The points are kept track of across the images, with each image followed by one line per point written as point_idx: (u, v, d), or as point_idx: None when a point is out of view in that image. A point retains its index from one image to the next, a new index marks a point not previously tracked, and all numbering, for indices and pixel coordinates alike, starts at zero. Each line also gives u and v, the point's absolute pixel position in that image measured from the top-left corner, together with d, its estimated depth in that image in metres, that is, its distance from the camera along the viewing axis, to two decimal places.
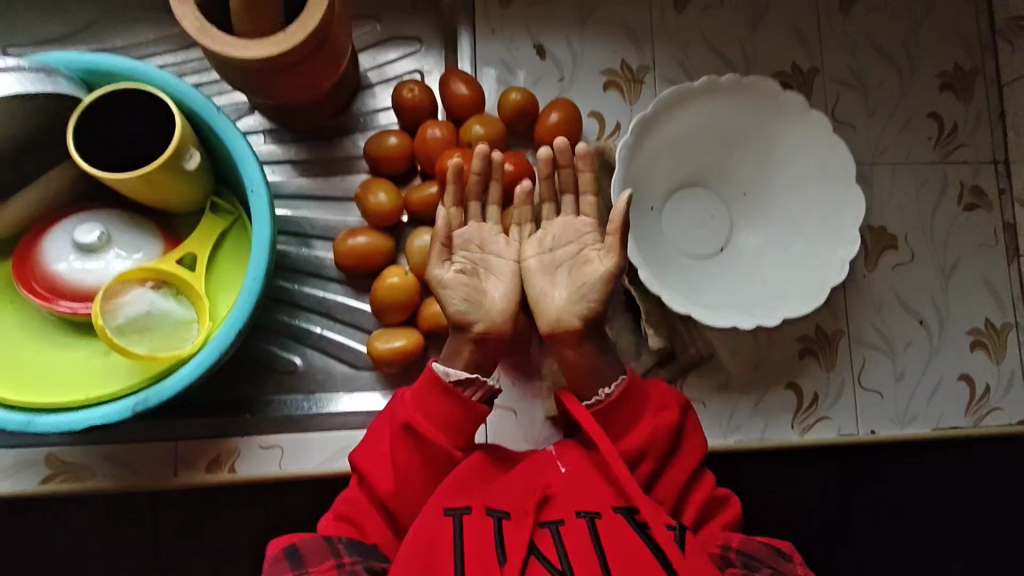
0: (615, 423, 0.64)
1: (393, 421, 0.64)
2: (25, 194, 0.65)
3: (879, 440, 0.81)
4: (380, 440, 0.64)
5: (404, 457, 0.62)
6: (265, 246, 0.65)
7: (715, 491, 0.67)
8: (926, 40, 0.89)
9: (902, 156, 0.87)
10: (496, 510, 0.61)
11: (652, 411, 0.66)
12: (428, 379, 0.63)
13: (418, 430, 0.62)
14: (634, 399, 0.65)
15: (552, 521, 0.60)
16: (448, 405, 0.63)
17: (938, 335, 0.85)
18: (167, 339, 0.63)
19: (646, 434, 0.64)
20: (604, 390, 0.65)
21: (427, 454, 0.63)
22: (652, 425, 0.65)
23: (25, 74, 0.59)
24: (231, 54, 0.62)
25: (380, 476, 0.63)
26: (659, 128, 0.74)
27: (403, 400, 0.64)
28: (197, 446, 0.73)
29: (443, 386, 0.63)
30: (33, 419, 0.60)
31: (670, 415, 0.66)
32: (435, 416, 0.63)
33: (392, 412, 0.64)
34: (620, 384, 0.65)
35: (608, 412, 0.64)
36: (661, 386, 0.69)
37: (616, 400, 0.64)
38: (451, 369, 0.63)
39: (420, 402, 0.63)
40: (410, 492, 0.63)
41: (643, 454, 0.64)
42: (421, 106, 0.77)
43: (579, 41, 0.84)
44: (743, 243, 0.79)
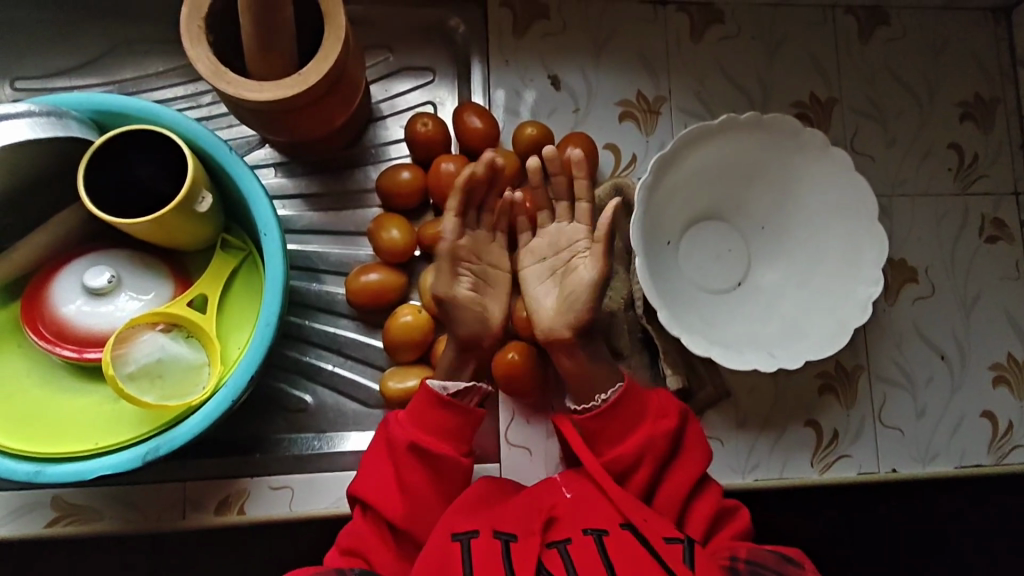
0: (612, 423, 0.65)
1: (387, 439, 0.64)
2: (36, 237, 0.65)
3: (900, 478, 0.80)
4: (377, 468, 0.63)
5: (409, 474, 0.62)
6: (278, 287, 0.64)
7: (720, 502, 0.65)
8: (946, 69, 0.88)
9: (922, 188, 0.85)
10: (504, 533, 0.59)
11: (651, 419, 0.65)
12: (425, 392, 0.64)
13: (421, 445, 0.62)
14: (631, 406, 0.65)
15: (559, 541, 0.59)
16: (450, 419, 0.64)
17: (959, 371, 0.83)
18: (178, 386, 0.62)
19: (642, 443, 0.64)
20: (601, 395, 0.66)
21: (432, 469, 0.63)
22: (650, 430, 0.64)
23: (35, 119, 0.58)
24: (245, 96, 0.61)
25: (382, 500, 0.61)
26: (677, 164, 0.73)
27: (399, 421, 0.64)
28: (207, 486, 0.71)
29: (443, 401, 0.64)
30: (41, 468, 0.59)
31: (669, 421, 0.65)
32: (440, 432, 0.64)
33: (386, 435, 0.64)
34: (618, 389, 0.65)
35: (600, 419, 0.65)
36: (663, 393, 0.68)
37: (613, 404, 0.65)
38: (448, 383, 0.65)
39: (418, 418, 0.64)
40: (419, 511, 0.62)
41: (640, 462, 0.64)
42: (435, 139, 0.76)
43: (594, 72, 0.82)
44: (761, 278, 0.77)
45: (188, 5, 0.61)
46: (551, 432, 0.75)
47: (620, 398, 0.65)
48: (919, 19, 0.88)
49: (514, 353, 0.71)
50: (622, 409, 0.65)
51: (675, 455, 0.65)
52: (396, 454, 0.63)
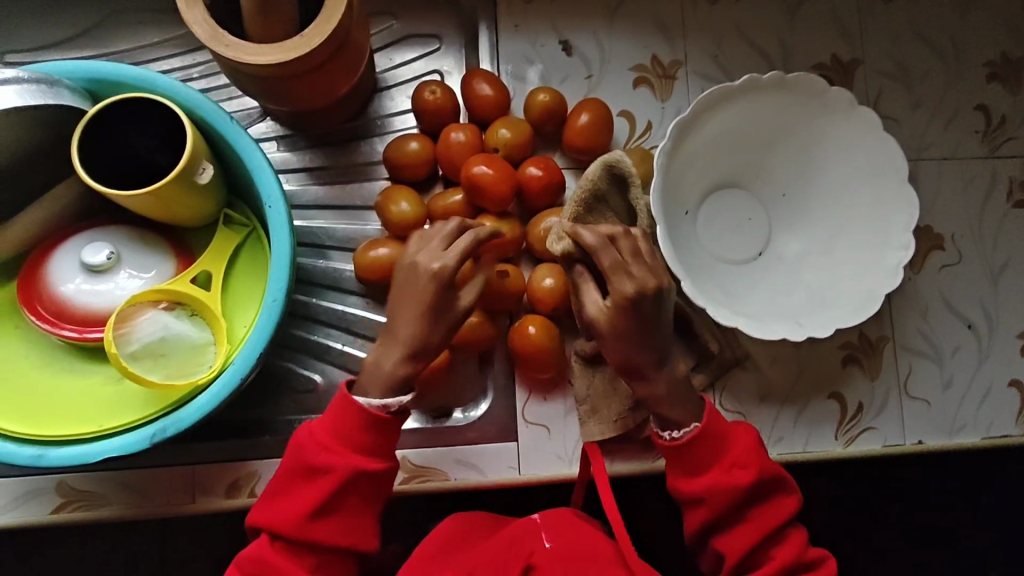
0: (681, 463, 0.60)
1: (302, 460, 0.58)
2: (30, 212, 0.62)
3: (926, 450, 0.77)
4: (286, 485, 0.59)
5: (328, 498, 0.58)
6: (285, 262, 0.61)
7: (803, 554, 0.60)
8: (973, 27, 0.84)
9: (948, 151, 0.82)
10: None
11: (724, 466, 0.60)
12: (346, 406, 0.58)
13: (340, 466, 0.58)
14: (706, 447, 0.60)
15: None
16: (375, 436, 0.59)
17: (987, 340, 0.80)
18: (183, 365, 0.60)
19: (709, 488, 0.59)
20: (671, 432, 0.61)
21: (357, 488, 0.59)
22: (717, 480, 0.59)
23: (24, 87, 0.55)
24: (244, 60, 0.58)
25: (296, 527, 0.57)
26: (697, 129, 0.70)
27: (308, 438, 0.59)
28: (216, 469, 0.68)
29: (383, 421, 0.59)
30: (43, 452, 0.56)
31: (745, 475, 0.59)
32: (361, 450, 0.58)
33: (295, 452, 0.59)
34: (691, 430, 0.60)
35: (674, 456, 0.61)
36: (745, 437, 0.61)
37: (683, 443, 0.60)
38: (388, 399, 0.59)
39: (331, 435, 0.58)
40: (338, 531, 0.59)
41: (703, 504, 0.60)
42: (443, 108, 0.73)
43: (606, 36, 0.79)
44: (784, 247, 0.75)
45: None
46: (570, 410, 0.73)
47: (694, 438, 0.60)
48: None
49: (533, 327, 0.69)
50: (695, 450, 0.60)
51: (744, 509, 0.60)
52: (313, 476, 0.58)
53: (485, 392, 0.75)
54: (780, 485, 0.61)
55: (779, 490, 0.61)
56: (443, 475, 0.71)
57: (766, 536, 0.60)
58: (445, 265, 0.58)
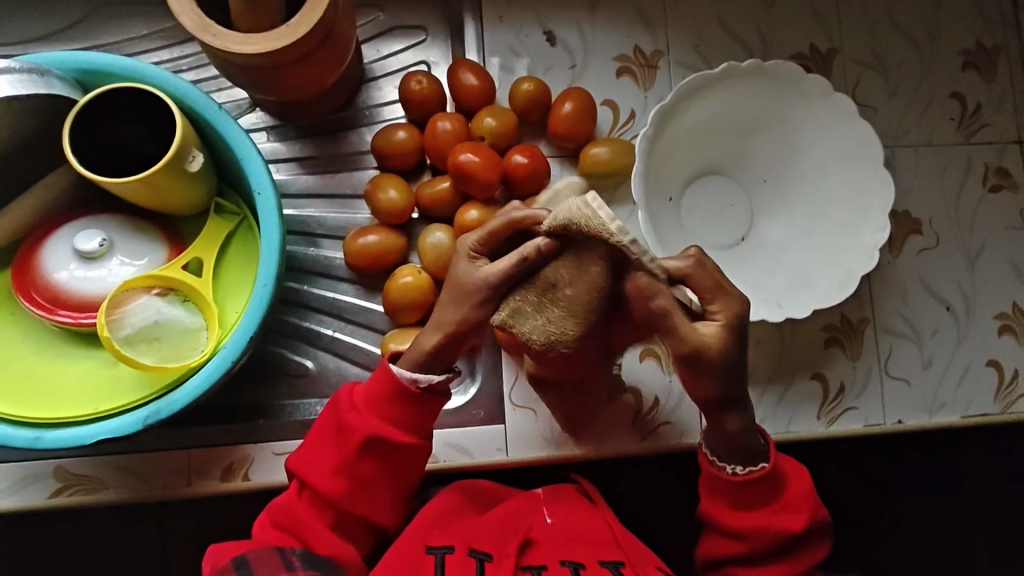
0: (734, 499, 0.60)
1: (335, 418, 0.60)
2: (21, 203, 0.63)
3: (906, 429, 0.79)
4: (316, 443, 0.61)
5: (353, 458, 0.59)
6: (275, 248, 0.63)
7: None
8: (948, 16, 0.86)
9: (924, 138, 0.84)
10: (480, 552, 0.58)
11: (775, 507, 0.59)
12: (384, 374, 0.60)
13: (367, 430, 0.59)
14: (761, 490, 0.59)
15: (534, 566, 0.58)
16: (402, 408, 0.60)
17: (965, 321, 0.82)
18: (176, 349, 0.61)
19: (755, 527, 0.59)
20: (733, 467, 0.59)
21: (378, 457, 0.60)
22: (765, 520, 0.59)
23: (15, 76, 0.56)
24: (232, 50, 0.59)
25: (322, 482, 0.59)
26: (679, 116, 0.72)
27: (346, 398, 0.61)
28: (211, 453, 0.69)
29: (413, 396, 0.60)
30: (39, 435, 0.57)
31: (796, 520, 0.59)
32: (390, 420, 0.60)
33: (333, 409, 0.61)
34: (755, 471, 0.59)
35: (730, 491, 0.60)
36: (806, 485, 0.60)
37: (742, 481, 0.59)
38: (419, 375, 0.60)
39: (365, 398, 0.60)
40: (356, 497, 0.60)
41: (742, 538, 0.60)
42: (430, 97, 0.74)
43: (590, 26, 0.81)
44: (765, 231, 0.76)
45: None
46: None
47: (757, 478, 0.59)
48: None
49: None
50: (753, 492, 0.59)
51: (784, 553, 0.60)
52: (342, 436, 0.60)
53: (474, 375, 0.77)
54: (820, 531, 0.62)
55: (818, 539, 0.62)
56: (434, 457, 0.72)
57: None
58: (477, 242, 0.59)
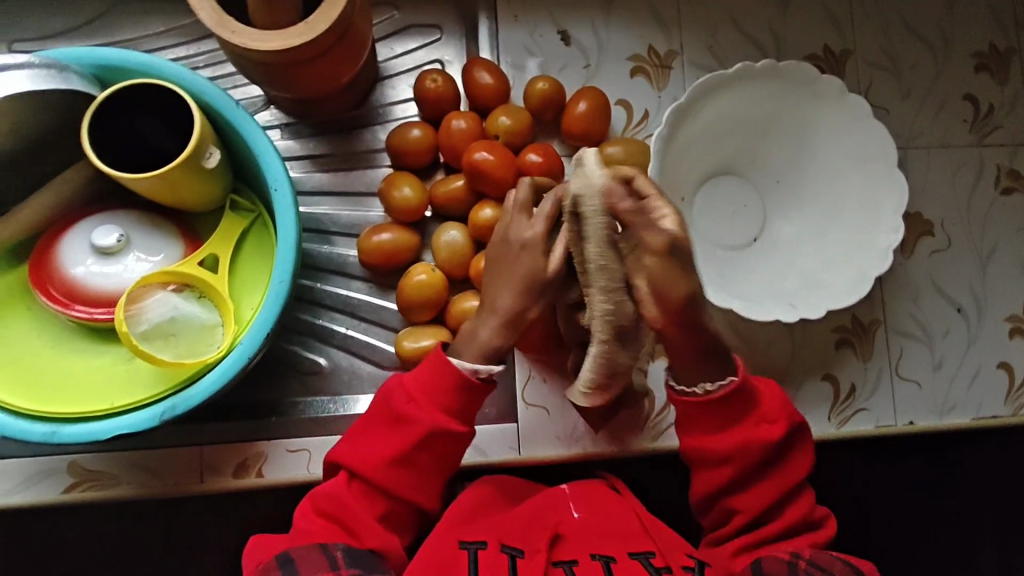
0: (709, 418, 0.60)
1: (388, 408, 0.60)
2: (38, 198, 0.63)
3: (916, 431, 0.79)
4: (371, 431, 0.61)
5: (410, 448, 0.59)
6: (291, 245, 0.63)
7: (811, 513, 0.62)
8: (961, 18, 0.86)
9: (936, 140, 0.84)
10: (511, 547, 0.59)
11: (755, 419, 0.60)
12: (442, 363, 0.60)
13: (424, 419, 0.59)
14: (734, 404, 0.60)
15: (565, 561, 0.58)
16: (457, 396, 0.60)
17: (976, 323, 0.82)
18: (192, 345, 0.61)
19: (739, 444, 0.60)
20: (705, 385, 0.59)
21: (433, 446, 0.60)
22: (747, 435, 0.60)
23: (35, 71, 0.56)
24: (250, 46, 0.59)
25: (375, 470, 0.59)
26: (693, 116, 0.72)
27: (401, 386, 0.61)
28: (225, 449, 0.70)
29: (470, 383, 0.60)
30: (56, 429, 0.57)
31: (775, 429, 0.60)
32: (445, 408, 0.60)
33: (388, 396, 0.61)
34: (728, 385, 0.59)
35: (705, 409, 0.60)
36: (776, 393, 0.62)
37: (717, 398, 0.59)
38: (479, 366, 0.59)
39: (421, 385, 0.60)
40: (410, 484, 0.60)
41: (729, 460, 0.60)
42: (445, 95, 0.74)
43: (604, 26, 0.81)
44: (778, 232, 0.76)
45: None
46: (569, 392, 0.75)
47: (730, 391, 0.59)
48: None
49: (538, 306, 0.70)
50: (729, 404, 0.59)
51: (771, 466, 0.61)
52: (396, 424, 0.60)
53: None
54: (800, 437, 0.63)
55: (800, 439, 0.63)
56: None
57: (783, 495, 0.61)
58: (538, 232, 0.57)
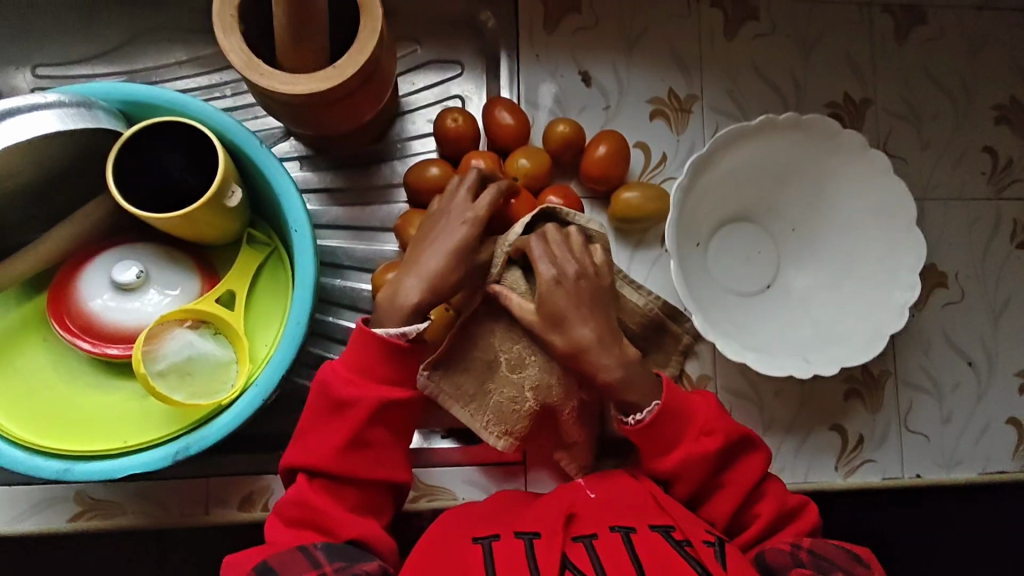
0: (652, 442, 0.63)
1: (328, 397, 0.60)
2: (60, 230, 0.63)
3: (924, 484, 0.79)
4: (314, 424, 0.61)
5: (359, 429, 0.60)
6: (309, 286, 0.63)
7: (787, 503, 0.65)
8: (983, 70, 0.86)
9: (953, 191, 0.84)
10: (526, 532, 0.58)
11: (692, 436, 0.64)
12: (367, 339, 0.60)
13: (365, 397, 0.60)
14: (670, 420, 0.63)
15: (585, 535, 0.57)
16: (395, 365, 0.61)
17: (987, 377, 0.82)
18: (207, 384, 0.61)
19: (681, 462, 0.63)
20: (635, 415, 0.63)
21: (382, 419, 0.61)
22: (689, 451, 0.63)
23: (65, 110, 0.56)
24: (278, 89, 0.59)
25: (331, 461, 0.59)
26: (714, 164, 0.72)
27: (333, 370, 0.61)
28: (231, 482, 0.70)
29: (401, 348, 0.61)
30: (70, 466, 0.57)
31: (714, 441, 0.63)
32: (384, 380, 0.61)
33: (321, 385, 0.61)
34: (654, 410, 0.63)
35: (643, 437, 0.63)
36: (710, 401, 0.65)
37: (649, 424, 0.63)
38: (406, 328, 0.61)
39: (353, 360, 0.61)
40: (371, 464, 0.61)
41: (680, 477, 0.64)
42: (465, 134, 0.75)
43: (625, 68, 0.81)
44: (792, 282, 0.76)
45: None
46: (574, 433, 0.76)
47: (655, 417, 0.62)
48: (957, 19, 0.86)
49: None
50: (663, 425, 0.63)
51: (724, 472, 0.65)
52: (341, 411, 0.60)
53: None
54: (751, 445, 0.66)
55: (748, 448, 0.66)
56: (453, 494, 0.73)
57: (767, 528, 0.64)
58: (486, 202, 0.64)
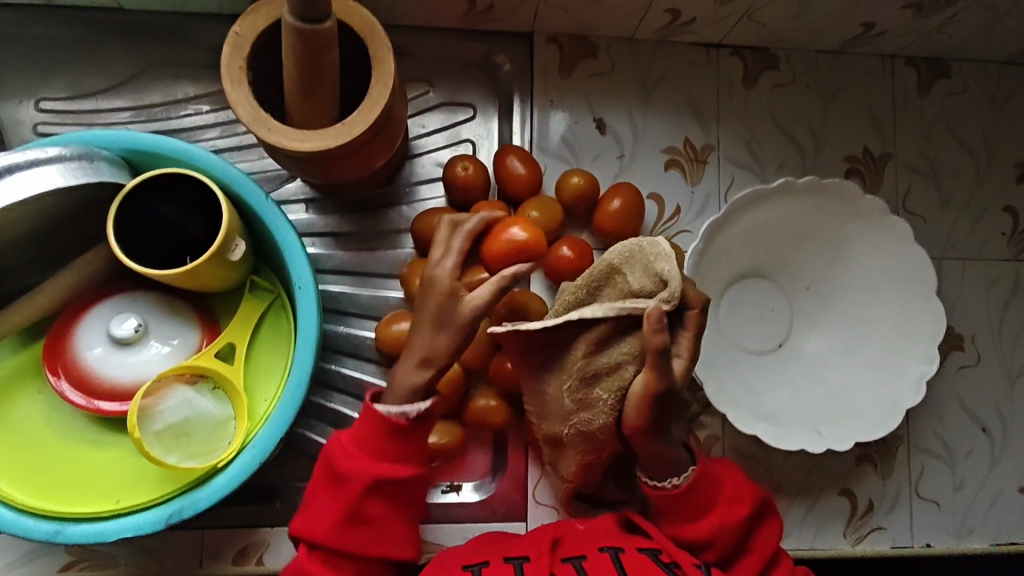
0: (680, 512, 0.60)
1: (331, 469, 0.58)
2: (59, 279, 0.61)
3: (934, 554, 0.77)
4: (318, 497, 0.59)
5: (359, 505, 0.57)
6: (311, 342, 0.61)
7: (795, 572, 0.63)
8: (1006, 129, 0.84)
9: (972, 252, 0.82)
10: (516, 558, 0.58)
11: (724, 504, 0.61)
12: (369, 415, 0.58)
13: (368, 474, 0.57)
14: (706, 490, 0.60)
15: (574, 557, 0.58)
16: (398, 443, 0.58)
17: (1001, 445, 0.80)
18: (204, 443, 0.60)
19: (711, 530, 0.60)
20: (671, 480, 0.60)
21: (385, 496, 0.58)
22: (720, 519, 0.60)
23: (66, 164, 0.56)
24: (285, 146, 0.58)
25: (331, 536, 0.57)
26: (729, 226, 0.70)
27: (340, 440, 0.59)
28: (226, 535, 0.68)
29: (401, 428, 0.58)
30: (61, 528, 0.56)
31: (743, 509, 0.61)
32: (388, 457, 0.58)
33: (327, 457, 0.59)
34: (691, 475, 0.59)
35: (675, 505, 0.60)
36: (739, 474, 0.63)
37: (683, 491, 0.59)
38: (408, 407, 0.58)
39: (358, 435, 0.59)
40: (371, 541, 0.58)
41: (710, 547, 0.60)
42: (474, 182, 0.73)
43: (641, 116, 0.79)
44: (805, 343, 0.74)
45: (229, 46, 0.57)
46: None
47: (693, 484, 0.59)
48: (980, 74, 0.84)
49: (487, 399, 0.70)
50: (697, 496, 0.59)
51: (745, 540, 0.62)
52: (343, 485, 0.57)
53: (494, 473, 0.75)
54: (770, 511, 0.63)
55: (766, 513, 0.63)
56: None
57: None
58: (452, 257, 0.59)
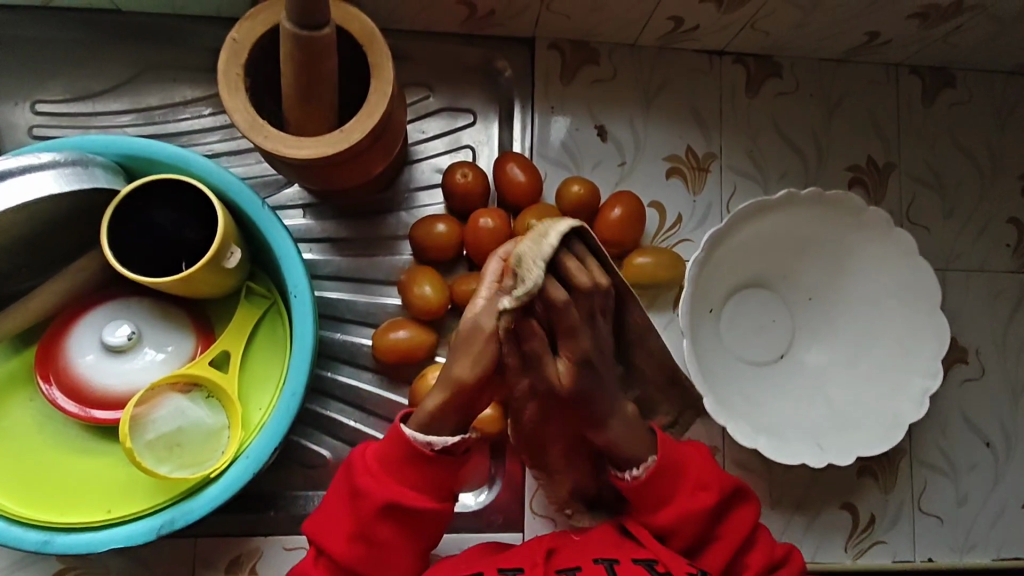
0: (647, 500, 0.60)
1: (350, 482, 0.58)
2: (52, 285, 0.61)
3: (935, 569, 0.76)
4: (334, 505, 0.58)
5: (371, 525, 0.56)
6: (307, 352, 0.61)
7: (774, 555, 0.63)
8: (1011, 139, 0.83)
9: (976, 263, 0.81)
10: (510, 570, 0.58)
11: (689, 491, 0.60)
12: (396, 438, 0.56)
13: (387, 498, 0.56)
14: (666, 480, 0.60)
15: (568, 568, 0.57)
16: (421, 471, 0.56)
17: (1004, 460, 0.79)
18: (197, 452, 0.59)
19: (679, 519, 0.59)
20: (632, 471, 0.60)
21: (399, 520, 0.57)
22: (686, 507, 0.60)
23: (60, 170, 0.55)
24: (282, 153, 0.57)
25: (342, 548, 0.57)
26: (731, 236, 0.69)
27: (365, 454, 0.58)
28: (220, 544, 0.68)
29: (427, 457, 0.56)
30: (50, 538, 0.56)
31: (711, 497, 0.60)
32: (411, 484, 0.57)
33: (350, 470, 0.58)
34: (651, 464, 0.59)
35: (640, 495, 0.60)
36: (706, 458, 0.63)
37: (647, 480, 0.59)
38: (433, 437, 0.55)
39: (382, 457, 0.57)
40: (377, 559, 0.57)
41: (675, 535, 0.60)
42: (474, 190, 0.72)
43: (642, 123, 0.78)
44: (806, 355, 0.74)
45: (227, 51, 0.56)
46: None
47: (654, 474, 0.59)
48: (985, 84, 0.84)
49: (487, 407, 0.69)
50: (660, 485, 0.59)
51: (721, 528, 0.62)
52: (359, 503, 0.57)
53: (491, 483, 0.74)
54: (745, 498, 0.63)
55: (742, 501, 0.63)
56: None
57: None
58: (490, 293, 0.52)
